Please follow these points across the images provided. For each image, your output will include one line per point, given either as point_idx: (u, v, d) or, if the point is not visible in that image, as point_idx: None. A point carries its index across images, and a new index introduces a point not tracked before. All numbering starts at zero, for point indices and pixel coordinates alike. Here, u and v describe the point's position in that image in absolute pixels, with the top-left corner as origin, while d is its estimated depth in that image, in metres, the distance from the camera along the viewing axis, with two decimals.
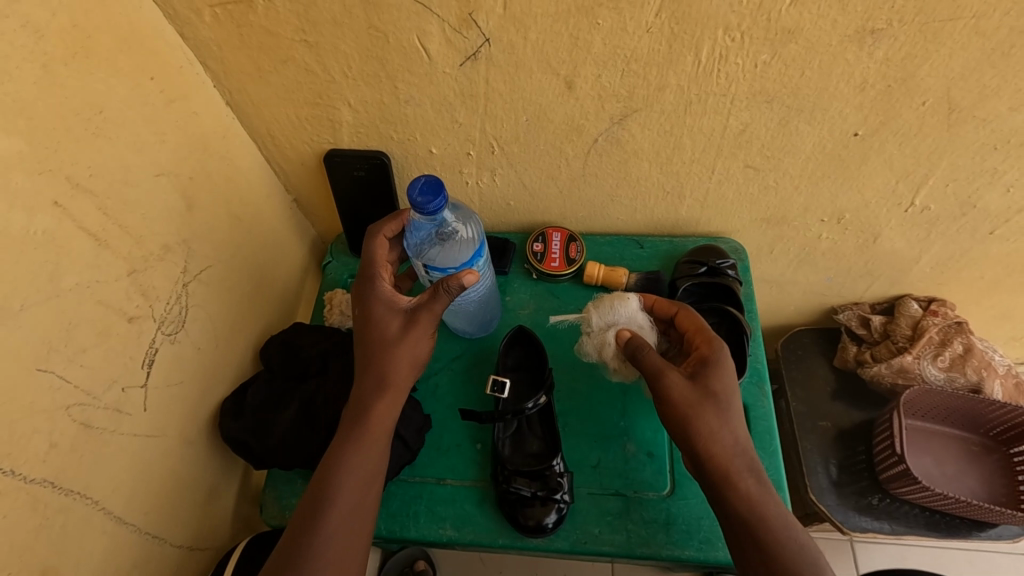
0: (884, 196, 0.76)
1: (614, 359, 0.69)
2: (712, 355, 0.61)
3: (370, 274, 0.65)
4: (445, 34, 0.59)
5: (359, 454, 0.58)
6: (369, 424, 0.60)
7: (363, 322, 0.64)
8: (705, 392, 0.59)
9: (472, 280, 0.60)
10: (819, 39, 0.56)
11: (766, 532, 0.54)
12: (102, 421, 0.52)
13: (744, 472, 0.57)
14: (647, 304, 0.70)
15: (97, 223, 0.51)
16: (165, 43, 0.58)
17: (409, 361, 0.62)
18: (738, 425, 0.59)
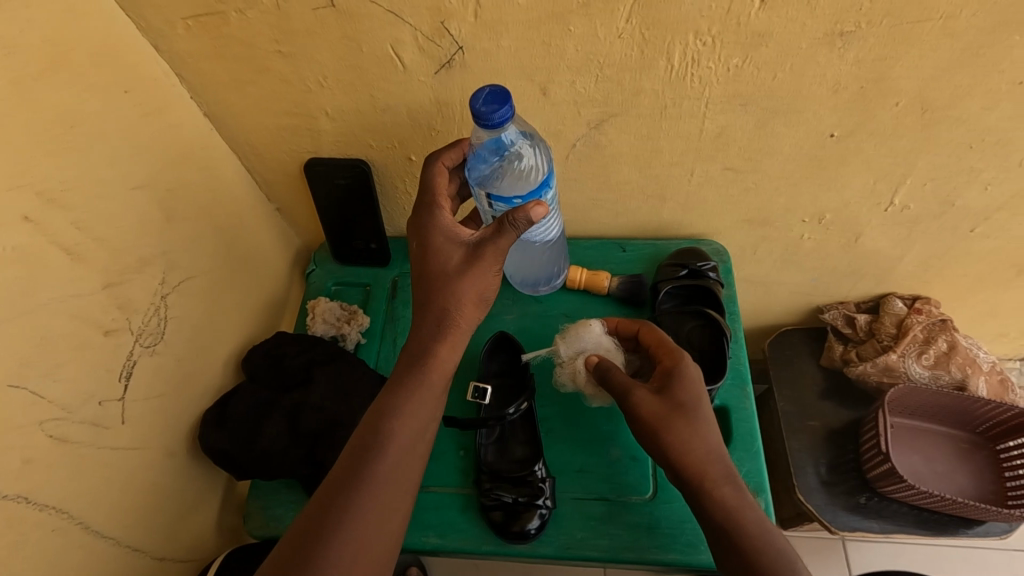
0: (864, 196, 0.76)
1: (589, 385, 0.69)
2: (675, 365, 0.62)
3: (427, 203, 0.64)
4: (419, 43, 0.59)
5: (405, 417, 0.57)
6: (417, 389, 0.58)
7: (421, 254, 0.63)
8: (673, 403, 0.59)
9: (541, 214, 0.57)
10: (790, 42, 0.57)
11: (743, 539, 0.55)
12: (79, 435, 0.52)
13: (721, 479, 0.57)
14: (611, 327, 0.72)
15: (71, 238, 0.51)
16: (140, 55, 0.59)
17: (472, 297, 0.60)
18: (711, 432, 0.59)
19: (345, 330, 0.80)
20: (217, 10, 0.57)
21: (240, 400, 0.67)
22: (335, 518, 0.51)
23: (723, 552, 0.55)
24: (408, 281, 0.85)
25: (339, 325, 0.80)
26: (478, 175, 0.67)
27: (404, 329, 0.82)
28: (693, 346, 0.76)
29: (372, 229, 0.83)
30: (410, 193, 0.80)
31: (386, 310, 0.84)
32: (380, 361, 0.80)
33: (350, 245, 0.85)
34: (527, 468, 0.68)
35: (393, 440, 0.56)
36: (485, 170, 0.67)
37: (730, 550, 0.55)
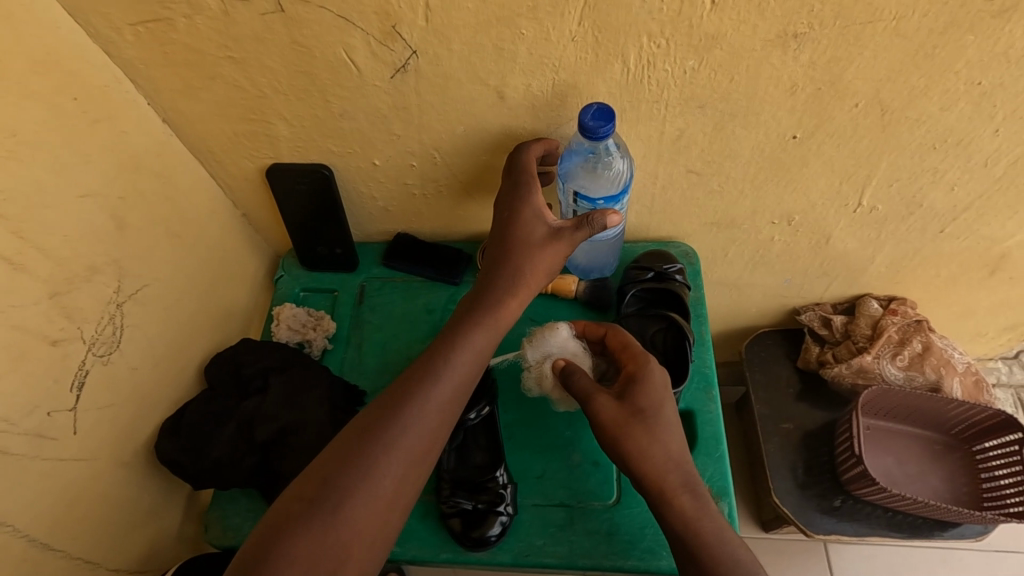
0: (830, 197, 0.76)
1: (554, 390, 0.68)
2: (638, 371, 0.61)
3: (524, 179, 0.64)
4: (369, 47, 0.58)
5: (422, 401, 0.56)
6: (440, 373, 0.58)
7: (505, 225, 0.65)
8: (633, 411, 0.59)
9: (615, 222, 0.64)
10: (742, 44, 0.56)
11: (700, 548, 0.54)
12: (21, 447, 0.51)
13: (679, 487, 0.57)
14: (579, 330, 0.71)
15: (12, 247, 0.51)
16: (88, 62, 0.58)
17: (545, 269, 0.65)
18: (672, 440, 0.58)
19: (310, 336, 0.79)
20: (164, 16, 0.56)
21: (197, 409, 0.67)
22: (334, 492, 0.51)
23: (680, 562, 0.55)
24: (374, 286, 0.85)
25: (304, 331, 0.80)
26: (569, 168, 0.68)
27: (369, 334, 0.82)
28: (655, 349, 0.75)
29: (338, 235, 0.82)
30: (374, 197, 0.79)
31: (352, 315, 0.83)
32: (343, 367, 0.80)
33: (316, 250, 0.84)
34: (487, 474, 0.67)
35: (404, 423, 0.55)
36: (577, 164, 0.67)
37: (685, 559, 0.54)
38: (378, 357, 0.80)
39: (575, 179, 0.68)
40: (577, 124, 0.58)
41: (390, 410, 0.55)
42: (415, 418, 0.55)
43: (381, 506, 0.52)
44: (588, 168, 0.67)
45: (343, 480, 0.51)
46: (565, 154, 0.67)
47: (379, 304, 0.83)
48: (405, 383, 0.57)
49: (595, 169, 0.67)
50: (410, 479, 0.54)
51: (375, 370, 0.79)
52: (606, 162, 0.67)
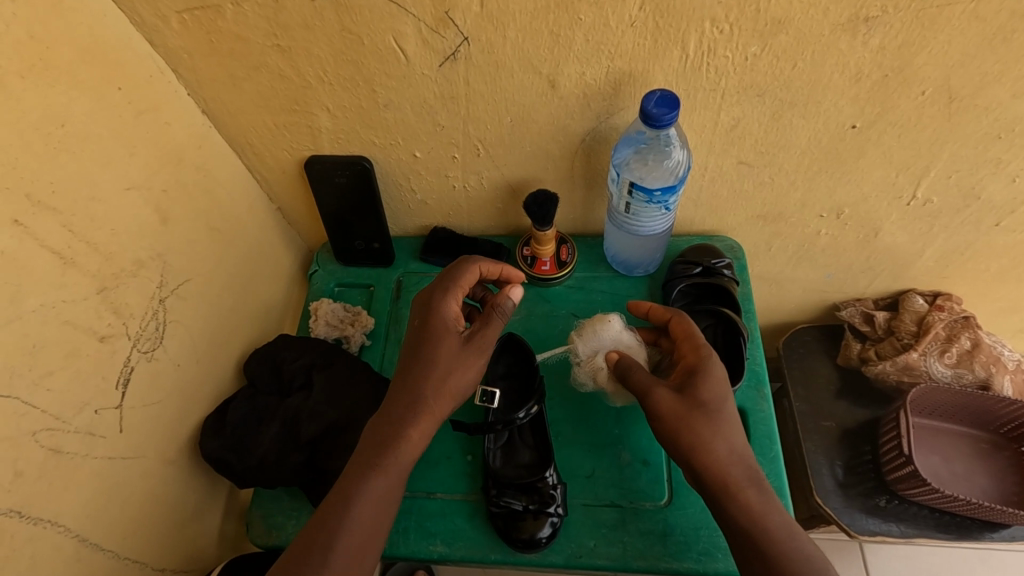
0: (884, 189, 0.73)
1: (609, 384, 0.66)
2: (699, 364, 0.59)
3: (443, 289, 0.63)
4: (421, 34, 0.57)
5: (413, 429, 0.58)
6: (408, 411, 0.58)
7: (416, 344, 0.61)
8: (693, 405, 0.57)
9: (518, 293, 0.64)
10: (810, 29, 0.54)
11: (768, 541, 0.52)
12: (73, 445, 0.50)
13: (744, 482, 0.55)
14: (642, 312, 0.68)
15: (61, 241, 0.49)
16: (132, 52, 0.57)
17: (453, 388, 0.59)
18: (733, 434, 0.57)
19: (350, 332, 0.78)
20: (211, 3, 0.54)
21: (239, 407, 0.65)
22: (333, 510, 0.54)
23: (747, 562, 0.53)
24: (411, 282, 0.83)
25: (343, 327, 0.78)
26: (623, 160, 0.67)
27: (407, 330, 0.80)
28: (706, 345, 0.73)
29: (375, 229, 0.81)
30: (413, 190, 0.78)
31: (390, 310, 0.82)
32: (383, 363, 0.78)
33: (351, 244, 0.83)
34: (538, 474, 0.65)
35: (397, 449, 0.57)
36: (630, 156, 0.66)
37: (750, 557, 0.53)
38: None
39: (631, 169, 0.66)
40: (638, 112, 0.56)
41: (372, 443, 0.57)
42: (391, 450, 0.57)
43: (365, 538, 0.54)
44: (642, 159, 0.66)
45: (329, 513, 0.54)
46: (618, 146, 0.67)
47: (418, 299, 0.82)
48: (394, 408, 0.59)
49: (653, 159, 0.65)
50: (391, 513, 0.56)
51: None
52: (663, 152, 0.65)
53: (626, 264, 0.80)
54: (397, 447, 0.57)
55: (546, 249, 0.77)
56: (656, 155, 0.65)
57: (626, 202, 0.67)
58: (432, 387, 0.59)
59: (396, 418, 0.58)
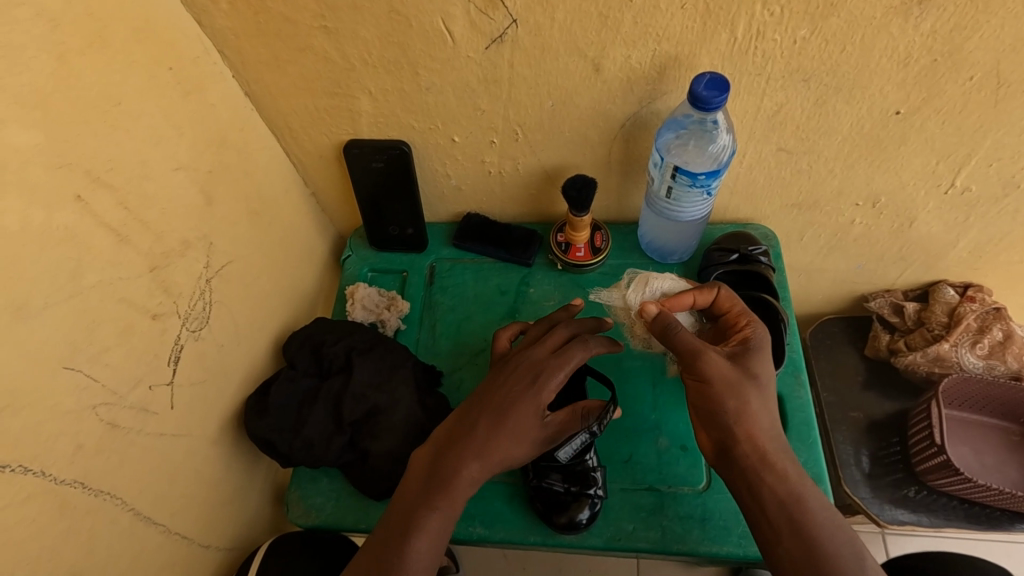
0: (922, 178, 0.72)
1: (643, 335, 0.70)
2: (752, 338, 0.59)
3: (556, 360, 0.58)
4: (470, 17, 0.57)
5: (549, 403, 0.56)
6: (521, 400, 0.56)
7: (511, 394, 0.56)
8: (747, 373, 0.56)
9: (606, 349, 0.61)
10: (862, 12, 0.54)
11: (805, 516, 0.52)
12: (128, 420, 0.51)
13: (780, 455, 0.55)
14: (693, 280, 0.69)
15: (118, 219, 0.50)
16: (182, 32, 0.57)
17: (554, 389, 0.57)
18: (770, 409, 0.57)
19: (385, 316, 0.79)
20: None
21: (281, 388, 0.66)
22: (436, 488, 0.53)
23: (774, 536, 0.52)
24: (444, 268, 0.83)
25: (379, 311, 0.79)
26: (666, 144, 0.67)
27: (441, 315, 0.80)
28: None
29: (410, 215, 0.81)
30: (448, 175, 0.78)
31: (424, 296, 0.82)
32: (418, 348, 0.79)
33: (385, 230, 0.83)
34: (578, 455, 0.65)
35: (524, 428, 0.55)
36: (673, 141, 0.67)
37: (762, 525, 0.53)
38: (453, 337, 0.79)
39: (674, 151, 0.66)
40: (687, 95, 0.57)
41: (472, 425, 0.56)
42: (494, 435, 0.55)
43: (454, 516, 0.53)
44: (685, 143, 0.66)
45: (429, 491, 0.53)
46: (661, 129, 0.67)
47: (451, 284, 0.82)
48: (499, 395, 0.56)
49: (697, 143, 0.66)
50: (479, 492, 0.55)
51: (449, 352, 0.78)
52: (709, 137, 0.65)
53: (661, 251, 0.81)
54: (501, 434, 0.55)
55: (580, 236, 0.77)
56: (700, 139, 0.66)
57: (669, 185, 0.67)
58: (535, 390, 0.56)
59: (494, 410, 0.56)
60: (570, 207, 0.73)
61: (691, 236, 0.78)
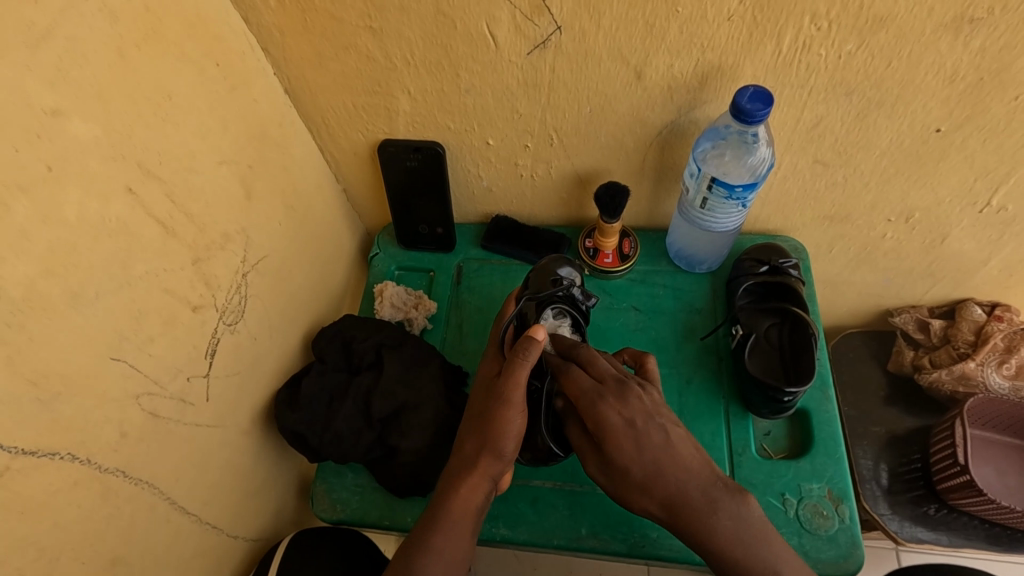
0: (958, 195, 0.71)
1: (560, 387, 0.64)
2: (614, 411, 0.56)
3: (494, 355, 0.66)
4: (515, 21, 0.57)
5: (515, 431, 0.58)
6: (475, 398, 0.63)
7: (479, 397, 0.63)
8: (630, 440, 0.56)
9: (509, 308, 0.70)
10: (911, 28, 0.54)
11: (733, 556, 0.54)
12: (168, 410, 0.51)
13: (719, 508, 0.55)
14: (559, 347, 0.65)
15: (166, 211, 0.50)
16: (231, 28, 0.57)
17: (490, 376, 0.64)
18: (654, 452, 0.56)
19: (412, 315, 0.79)
20: None
21: (313, 382, 0.67)
22: (434, 498, 0.58)
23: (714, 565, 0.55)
24: (472, 268, 0.84)
25: (406, 310, 0.79)
26: (704, 153, 0.67)
27: (468, 316, 0.81)
28: (771, 344, 0.74)
29: (439, 215, 0.81)
30: (480, 176, 0.78)
31: (450, 296, 0.83)
32: (445, 347, 0.79)
33: (415, 228, 0.84)
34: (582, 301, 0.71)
35: (475, 432, 0.59)
36: (710, 148, 0.67)
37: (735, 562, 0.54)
38: (481, 338, 0.79)
39: (713, 160, 0.67)
40: (731, 106, 0.57)
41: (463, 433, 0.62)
42: (469, 429, 0.60)
43: (467, 513, 0.57)
44: (723, 154, 0.67)
45: (435, 502, 0.58)
46: (699, 138, 0.67)
47: (479, 285, 0.82)
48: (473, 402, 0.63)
49: (735, 155, 0.67)
50: (483, 472, 0.58)
51: (474, 352, 0.78)
52: (749, 148, 0.66)
53: (690, 260, 0.81)
54: (472, 422, 0.60)
55: (609, 242, 0.77)
56: (741, 151, 0.66)
57: (706, 197, 0.67)
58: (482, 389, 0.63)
59: (470, 413, 0.62)
60: (601, 212, 0.73)
61: (720, 248, 0.78)
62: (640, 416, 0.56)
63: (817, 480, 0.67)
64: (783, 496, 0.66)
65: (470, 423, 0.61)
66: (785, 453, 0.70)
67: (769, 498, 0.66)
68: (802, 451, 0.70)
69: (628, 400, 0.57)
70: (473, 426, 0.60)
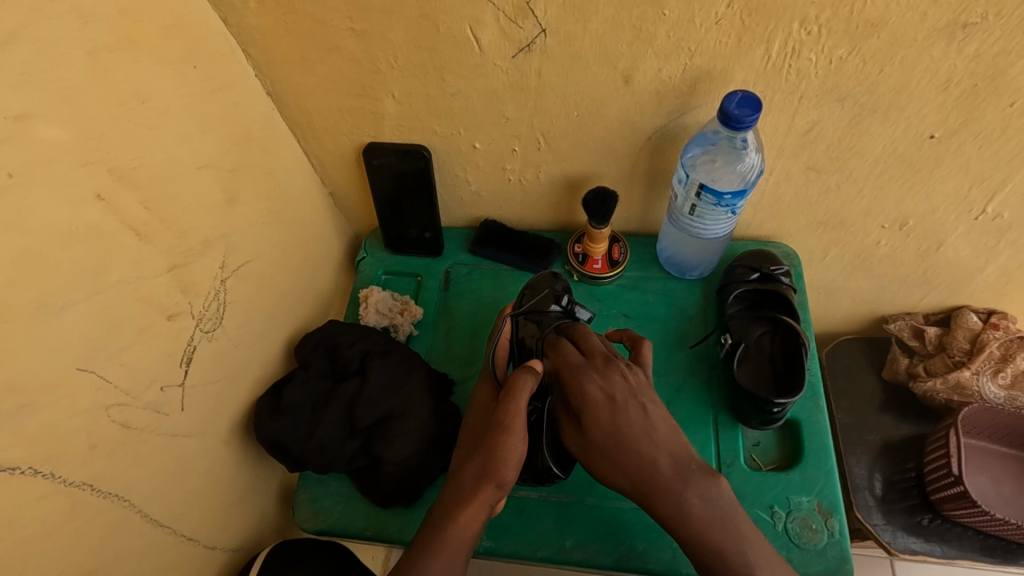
0: (953, 201, 0.70)
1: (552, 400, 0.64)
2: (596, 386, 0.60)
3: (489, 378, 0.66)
4: (500, 24, 0.56)
5: (516, 459, 0.56)
6: (472, 423, 0.62)
7: (476, 424, 0.61)
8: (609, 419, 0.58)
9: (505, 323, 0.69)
10: (905, 33, 0.52)
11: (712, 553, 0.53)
12: (142, 420, 0.50)
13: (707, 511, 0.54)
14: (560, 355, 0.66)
15: (140, 218, 0.49)
16: (210, 30, 0.56)
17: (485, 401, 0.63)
18: (639, 435, 0.57)
19: (398, 320, 0.78)
20: None
21: (295, 390, 0.66)
22: (428, 527, 0.56)
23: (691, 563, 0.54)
24: (460, 273, 0.83)
25: (393, 316, 0.78)
26: (694, 158, 0.66)
27: (456, 321, 0.80)
28: (762, 353, 0.73)
29: (427, 219, 0.80)
30: (469, 181, 0.77)
31: (438, 302, 0.82)
32: (431, 354, 0.78)
33: (403, 232, 0.82)
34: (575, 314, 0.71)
35: (473, 457, 0.57)
36: (701, 153, 0.66)
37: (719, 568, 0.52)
38: (468, 344, 0.78)
39: (704, 166, 0.65)
40: (718, 111, 0.56)
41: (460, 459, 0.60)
42: (466, 454, 0.59)
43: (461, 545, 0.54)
44: (714, 159, 0.65)
45: (428, 529, 0.56)
46: (689, 144, 0.66)
47: (467, 290, 0.81)
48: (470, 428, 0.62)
49: (726, 160, 0.65)
50: (481, 502, 0.55)
51: (461, 359, 0.77)
52: (739, 155, 0.64)
53: (680, 267, 0.79)
54: (470, 445, 0.59)
55: (598, 247, 0.76)
56: (732, 156, 0.65)
57: (696, 203, 0.66)
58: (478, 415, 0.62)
59: (466, 439, 0.61)
60: (591, 218, 0.72)
61: (712, 255, 0.77)
62: (619, 392, 0.59)
63: (807, 493, 0.66)
64: (772, 509, 0.65)
65: (467, 449, 0.59)
66: (775, 464, 0.69)
67: (757, 510, 0.65)
68: (792, 463, 0.68)
69: (610, 374, 0.60)
70: (470, 451, 0.58)
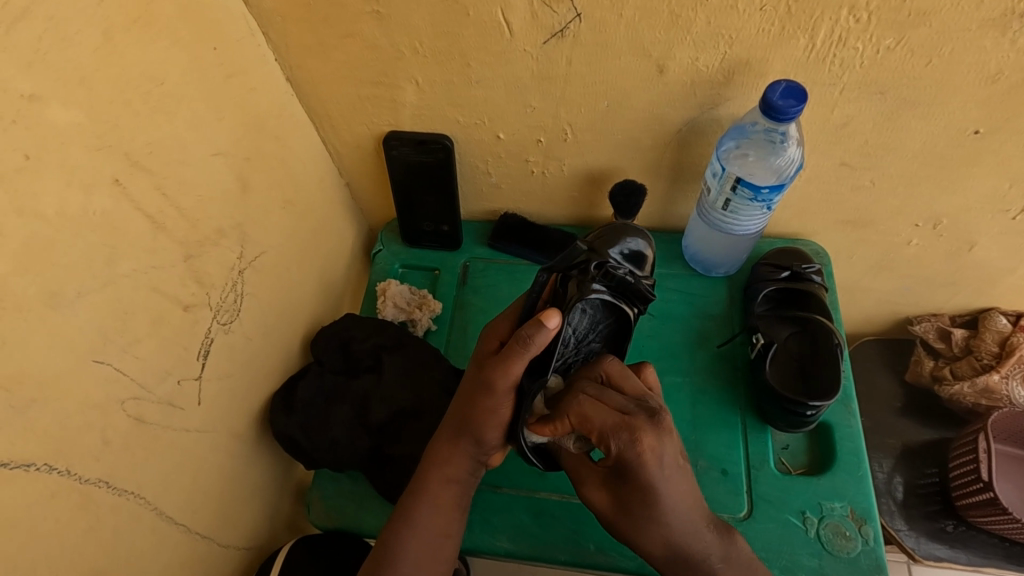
0: (991, 201, 0.68)
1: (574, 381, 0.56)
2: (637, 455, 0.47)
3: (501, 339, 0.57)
4: (530, 8, 0.54)
5: (500, 422, 0.55)
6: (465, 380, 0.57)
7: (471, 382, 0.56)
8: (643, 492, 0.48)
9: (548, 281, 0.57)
10: (955, 23, 0.50)
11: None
12: (156, 415, 0.49)
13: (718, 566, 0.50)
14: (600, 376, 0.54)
15: (155, 205, 0.47)
16: (228, 11, 0.54)
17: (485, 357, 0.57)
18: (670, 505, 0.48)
19: (416, 315, 0.76)
20: None
21: (310, 385, 0.64)
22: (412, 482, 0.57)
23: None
24: (478, 268, 0.81)
25: (410, 310, 0.77)
26: (727, 151, 0.64)
27: (473, 317, 0.78)
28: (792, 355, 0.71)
29: (445, 211, 0.78)
30: (489, 173, 0.75)
31: (455, 297, 0.80)
32: (448, 350, 0.76)
33: (419, 225, 0.80)
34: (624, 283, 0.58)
35: (459, 416, 0.56)
36: (734, 147, 0.63)
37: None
38: None
39: (736, 161, 0.63)
40: (760, 103, 0.54)
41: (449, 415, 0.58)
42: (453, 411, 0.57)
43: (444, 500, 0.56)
44: (747, 154, 0.63)
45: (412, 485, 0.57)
46: (723, 137, 0.63)
47: (485, 286, 0.79)
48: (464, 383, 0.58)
49: (760, 155, 0.63)
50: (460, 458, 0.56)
51: None
52: (777, 149, 0.62)
53: (706, 265, 0.77)
54: (458, 404, 0.57)
55: None
56: (767, 151, 0.63)
57: (728, 198, 0.64)
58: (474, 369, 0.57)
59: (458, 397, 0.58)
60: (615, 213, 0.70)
61: (739, 253, 0.75)
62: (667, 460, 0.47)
63: (838, 499, 0.64)
64: (803, 515, 0.63)
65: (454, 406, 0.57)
66: (804, 468, 0.67)
67: (787, 516, 0.63)
68: (822, 468, 0.67)
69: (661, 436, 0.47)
70: (456, 409, 0.57)
